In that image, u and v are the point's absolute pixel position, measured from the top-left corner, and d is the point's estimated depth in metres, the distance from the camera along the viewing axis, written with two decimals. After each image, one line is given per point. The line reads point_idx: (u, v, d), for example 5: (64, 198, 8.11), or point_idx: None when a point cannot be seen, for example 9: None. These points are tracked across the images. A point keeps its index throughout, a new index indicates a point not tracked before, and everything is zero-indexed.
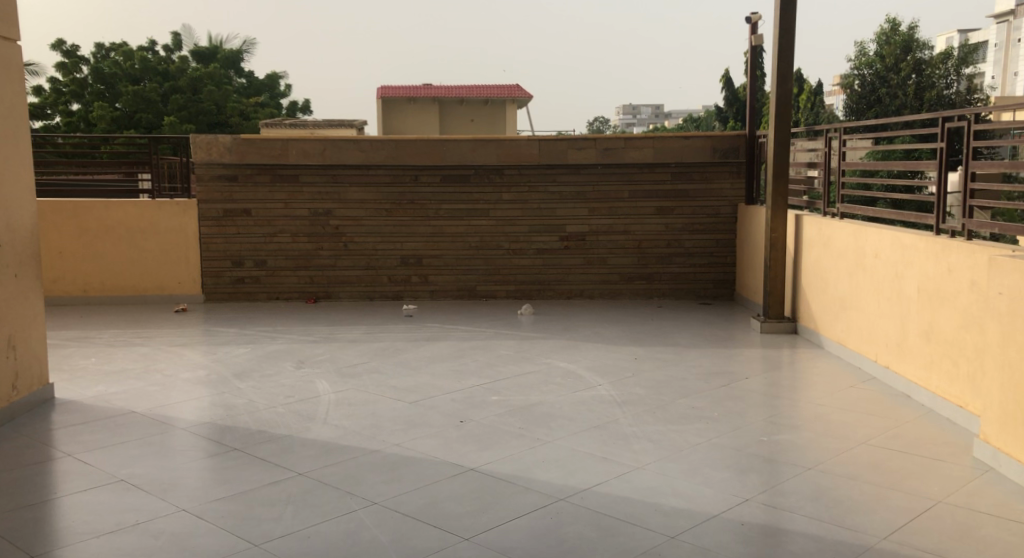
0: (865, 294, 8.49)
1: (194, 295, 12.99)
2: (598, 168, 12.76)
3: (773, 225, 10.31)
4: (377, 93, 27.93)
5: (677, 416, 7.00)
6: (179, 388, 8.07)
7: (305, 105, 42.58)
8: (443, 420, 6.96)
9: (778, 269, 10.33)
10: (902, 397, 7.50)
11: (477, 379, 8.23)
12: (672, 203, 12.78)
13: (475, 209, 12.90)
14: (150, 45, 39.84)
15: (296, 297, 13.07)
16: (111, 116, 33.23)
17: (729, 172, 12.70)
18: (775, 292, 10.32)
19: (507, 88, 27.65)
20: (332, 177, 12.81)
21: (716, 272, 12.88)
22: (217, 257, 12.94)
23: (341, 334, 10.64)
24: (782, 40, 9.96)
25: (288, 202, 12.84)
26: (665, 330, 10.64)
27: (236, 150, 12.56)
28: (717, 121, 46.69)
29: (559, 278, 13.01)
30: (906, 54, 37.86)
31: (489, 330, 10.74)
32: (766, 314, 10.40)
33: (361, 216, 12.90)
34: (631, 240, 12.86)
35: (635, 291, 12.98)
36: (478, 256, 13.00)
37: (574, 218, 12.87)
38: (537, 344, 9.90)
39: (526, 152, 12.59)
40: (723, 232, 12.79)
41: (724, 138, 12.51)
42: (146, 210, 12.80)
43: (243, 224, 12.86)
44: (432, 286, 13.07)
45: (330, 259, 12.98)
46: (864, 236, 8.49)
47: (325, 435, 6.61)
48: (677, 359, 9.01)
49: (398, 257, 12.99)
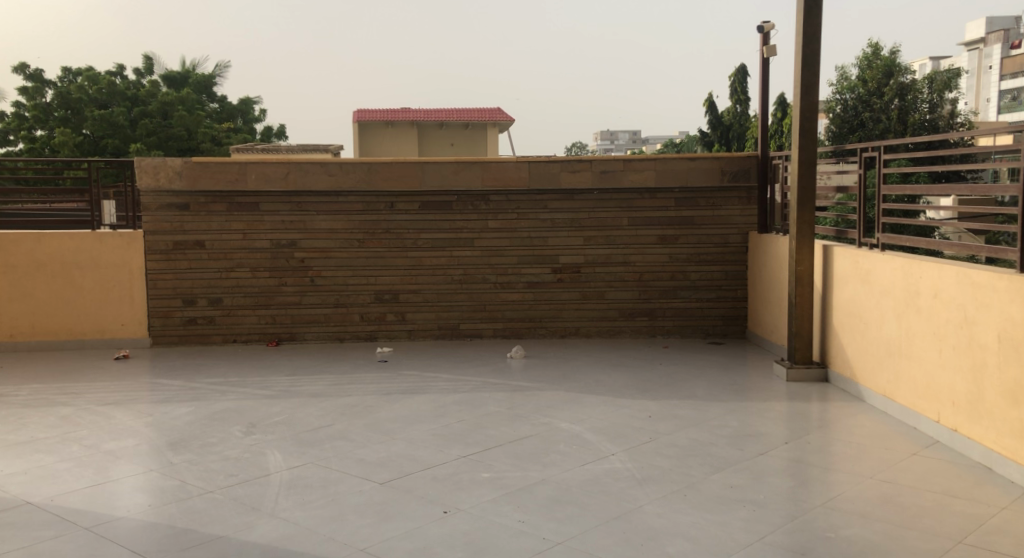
0: (916, 339, 7.12)
1: (139, 339, 11.52)
2: (593, 193, 11.45)
3: (798, 255, 8.90)
4: (351, 117, 26.43)
5: (712, 499, 5.62)
6: (100, 466, 6.63)
7: (280, 130, 41.19)
8: (420, 509, 5.56)
9: (805, 307, 8.93)
10: (981, 469, 6.15)
11: (463, 447, 6.82)
12: (676, 231, 11.45)
13: (457, 239, 11.53)
14: (118, 70, 38.45)
15: (256, 338, 11.61)
16: (75, 141, 31.73)
17: (738, 197, 11.40)
18: (802, 333, 8.94)
19: (487, 112, 26.38)
20: (297, 204, 11.42)
21: (727, 307, 11.54)
22: (167, 295, 11.49)
23: (303, 385, 9.21)
24: (806, 45, 8.65)
25: (246, 233, 11.43)
26: (677, 377, 9.27)
27: (187, 174, 11.18)
28: (699, 145, 45.64)
29: (552, 315, 11.63)
30: (889, 79, 36.90)
31: (475, 379, 9.34)
32: (792, 359, 9.00)
33: (330, 247, 11.49)
34: (631, 272, 11.53)
35: (636, 329, 11.62)
36: (461, 290, 11.61)
37: (567, 248, 11.53)
38: (532, 397, 8.51)
39: (513, 175, 11.27)
40: (733, 263, 11.47)
41: (733, 159, 11.23)
42: (85, 242, 11.35)
43: (196, 257, 11.42)
44: (410, 325, 11.66)
45: (296, 295, 11.55)
46: (917, 271, 7.12)
47: (270, 538, 5.20)
48: (697, 416, 7.64)
49: (371, 293, 11.58)
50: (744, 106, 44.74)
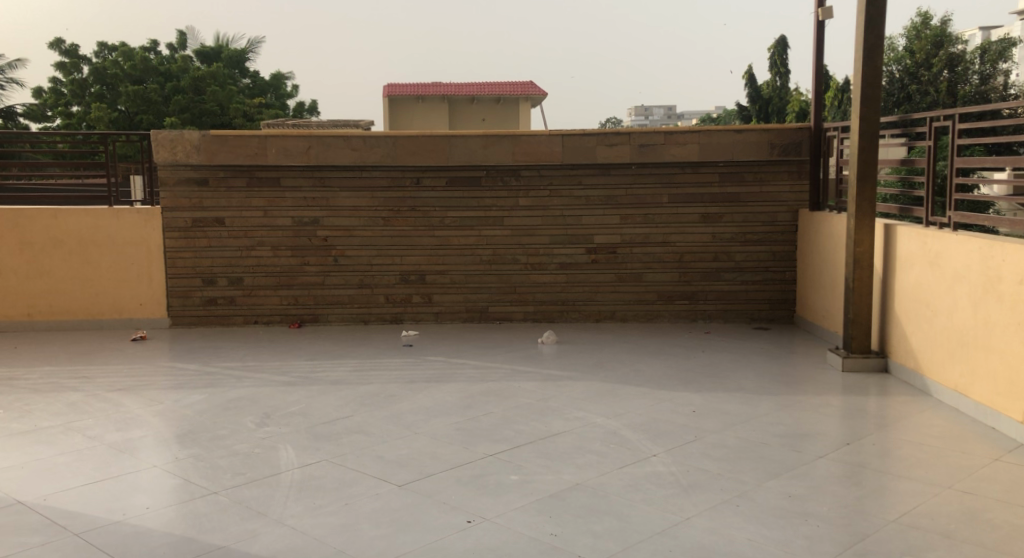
0: (996, 330, 6.46)
1: (158, 319, 11.09)
2: (631, 168, 10.79)
3: (858, 236, 8.23)
4: (382, 91, 25.85)
5: (769, 511, 5.03)
6: (100, 459, 6.15)
7: (313, 106, 40.73)
8: (443, 518, 5.02)
9: (863, 292, 8.26)
10: None
11: (491, 445, 6.27)
12: (720, 209, 10.78)
13: (487, 218, 10.95)
14: (151, 46, 38.18)
15: (278, 321, 11.13)
16: (109, 117, 31.51)
17: (787, 172, 10.70)
18: (859, 320, 8.28)
19: (521, 86, 25.73)
20: (320, 180, 10.89)
21: (774, 291, 10.87)
22: (185, 274, 11.02)
23: (323, 372, 8.69)
24: (870, 5, 7.97)
25: (267, 210, 10.92)
26: (722, 367, 8.65)
27: (205, 148, 10.66)
28: (738, 120, 44.58)
29: (586, 299, 11.03)
30: (938, 50, 35.60)
31: (505, 366, 8.78)
32: (848, 348, 8.35)
33: (353, 226, 10.96)
34: (671, 252, 10.89)
35: (676, 313, 10.99)
36: (490, 271, 11.04)
37: (603, 227, 10.91)
38: (566, 388, 7.92)
39: (547, 150, 10.64)
40: (781, 244, 10.79)
41: (784, 131, 10.52)
42: (101, 218, 10.89)
43: (215, 235, 10.94)
44: (437, 307, 11.11)
45: (318, 276, 11.04)
46: (999, 253, 6.44)
47: (276, 550, 4.69)
48: (746, 412, 7.03)
49: (396, 274, 11.04)
50: (783, 80, 43.60)
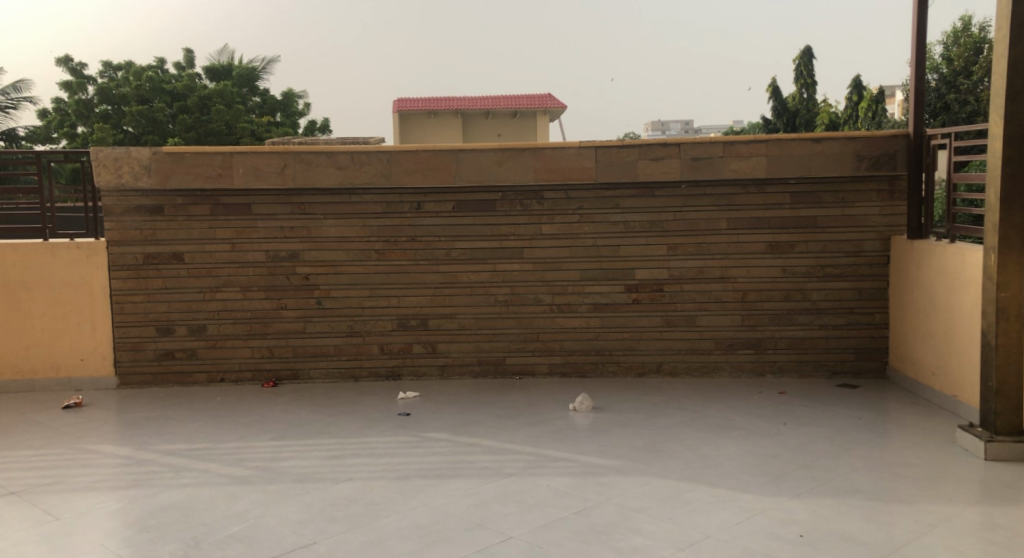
0: None
1: (102, 379, 9.04)
2: (681, 187, 8.70)
3: (1004, 277, 6.10)
4: (392, 106, 23.86)
5: None
6: None
7: (324, 124, 38.96)
8: None
9: (1014, 354, 6.13)
10: None
11: None
12: (792, 236, 8.67)
13: (503, 249, 8.88)
14: (160, 65, 36.51)
15: (250, 378, 9.07)
16: (113, 139, 29.70)
17: (877, 191, 8.57)
18: (1007, 393, 6.14)
19: (538, 98, 23.62)
20: (299, 205, 8.86)
21: (860, 337, 8.72)
22: (136, 323, 8.97)
23: (291, 460, 6.60)
24: None
25: (235, 243, 8.90)
26: (817, 450, 6.52)
27: (157, 169, 8.64)
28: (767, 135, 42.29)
29: (626, 348, 8.92)
30: None
31: (529, 449, 6.66)
32: (991, 430, 6.22)
33: (340, 261, 8.91)
34: (732, 290, 8.77)
35: (738, 365, 8.86)
36: (508, 314, 8.94)
37: (646, 260, 8.81)
38: (612, 488, 5.81)
39: (576, 165, 8.59)
40: (869, 280, 8.65)
41: (874, 140, 8.40)
42: (33, 253, 8.87)
43: (172, 275, 8.91)
44: (443, 359, 9.03)
45: (298, 322, 8.99)
46: None
47: None
48: (876, 537, 4.92)
49: (393, 319, 8.98)
50: (811, 92, 41.39)
